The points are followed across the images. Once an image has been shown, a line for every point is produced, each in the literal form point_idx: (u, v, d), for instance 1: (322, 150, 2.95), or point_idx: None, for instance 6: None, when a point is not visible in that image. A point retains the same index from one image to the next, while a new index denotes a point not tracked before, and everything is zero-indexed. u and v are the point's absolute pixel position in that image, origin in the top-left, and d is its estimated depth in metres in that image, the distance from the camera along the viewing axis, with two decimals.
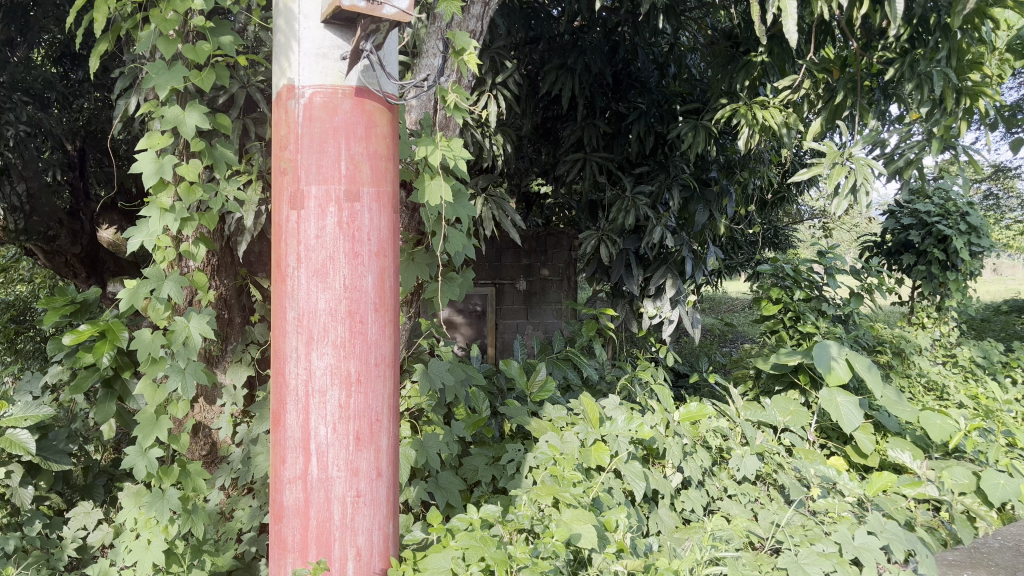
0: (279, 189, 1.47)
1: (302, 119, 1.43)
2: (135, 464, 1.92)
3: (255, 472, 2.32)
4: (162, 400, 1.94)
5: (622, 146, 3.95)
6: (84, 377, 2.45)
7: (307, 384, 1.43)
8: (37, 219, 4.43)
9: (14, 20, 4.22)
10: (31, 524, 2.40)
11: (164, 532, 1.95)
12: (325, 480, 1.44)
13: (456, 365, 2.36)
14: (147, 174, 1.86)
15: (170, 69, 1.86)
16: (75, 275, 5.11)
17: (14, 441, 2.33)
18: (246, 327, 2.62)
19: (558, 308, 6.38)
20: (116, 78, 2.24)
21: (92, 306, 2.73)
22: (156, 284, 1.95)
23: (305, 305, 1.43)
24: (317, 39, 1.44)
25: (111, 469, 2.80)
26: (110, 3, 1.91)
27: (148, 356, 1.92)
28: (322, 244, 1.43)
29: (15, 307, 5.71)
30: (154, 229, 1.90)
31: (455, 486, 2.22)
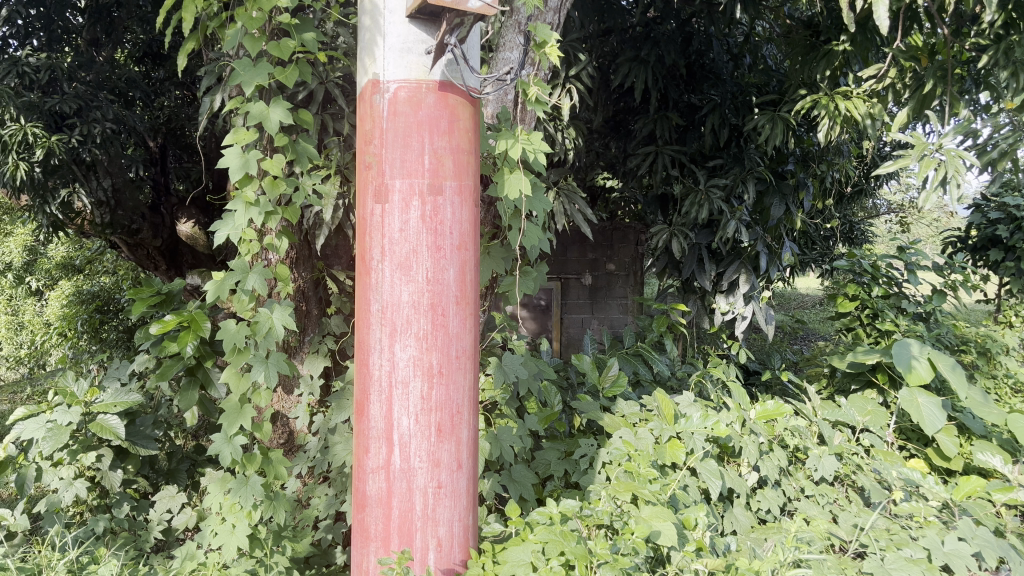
0: (364, 183, 1.51)
1: (387, 114, 1.45)
2: (221, 451, 1.98)
3: (332, 462, 2.36)
4: (247, 388, 2.01)
5: (695, 139, 3.88)
6: (170, 365, 2.56)
7: (390, 375, 1.46)
8: (120, 214, 4.60)
9: (99, 21, 4.43)
10: (120, 506, 2.50)
11: (248, 518, 2.01)
12: (407, 470, 1.46)
13: (530, 359, 2.36)
14: (233, 168, 1.91)
15: (255, 66, 1.90)
16: (156, 266, 5.29)
17: (105, 426, 2.44)
18: (322, 319, 2.69)
19: (623, 303, 6.32)
20: (204, 76, 2.29)
21: (177, 297, 2.83)
22: (242, 275, 2.01)
23: (389, 298, 1.46)
24: (402, 33, 1.45)
25: (194, 455, 2.90)
26: (199, 3, 1.97)
27: (233, 346, 1.98)
28: (406, 238, 1.45)
29: (100, 297, 5.92)
30: (239, 221, 1.94)
31: (529, 480, 2.22)
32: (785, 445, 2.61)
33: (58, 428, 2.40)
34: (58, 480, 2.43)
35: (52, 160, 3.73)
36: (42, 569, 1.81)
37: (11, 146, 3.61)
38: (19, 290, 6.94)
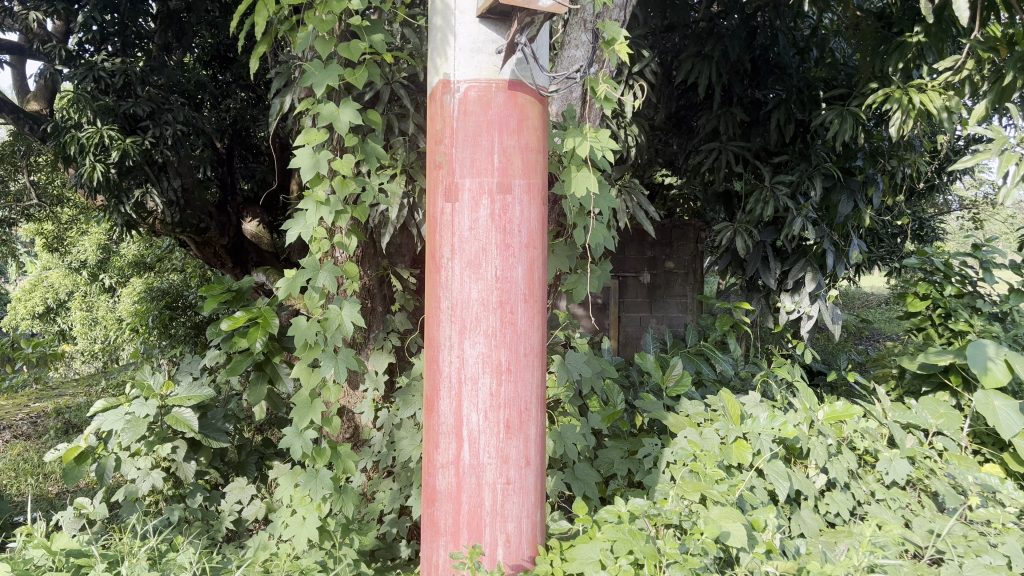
0: (434, 182, 1.52)
1: (457, 114, 1.47)
2: (292, 444, 2.04)
3: (397, 457, 2.40)
4: (317, 383, 2.06)
5: (760, 135, 3.82)
6: (240, 361, 2.63)
7: (460, 372, 1.47)
8: (190, 214, 4.72)
9: (170, 26, 4.55)
10: (193, 496, 2.58)
11: (317, 510, 2.06)
12: (476, 466, 1.47)
13: (593, 357, 2.36)
14: (305, 168, 1.95)
15: (326, 67, 1.94)
16: (222, 265, 5.34)
17: (180, 418, 2.54)
18: (387, 316, 2.73)
19: (683, 301, 6.24)
20: (275, 78, 2.35)
21: (246, 294, 2.90)
22: (312, 273, 2.05)
23: (459, 295, 1.48)
24: (472, 34, 1.46)
25: (262, 448, 2.98)
26: (271, 7, 2.02)
27: (304, 342, 2.03)
28: (475, 236, 1.46)
29: (170, 294, 6.10)
30: (310, 220, 1.99)
31: (593, 478, 2.22)
32: (854, 447, 2.55)
33: (136, 420, 2.49)
34: (136, 470, 2.53)
35: (126, 162, 3.88)
36: (124, 556, 1.89)
37: (88, 147, 3.79)
38: (93, 288, 7.23)
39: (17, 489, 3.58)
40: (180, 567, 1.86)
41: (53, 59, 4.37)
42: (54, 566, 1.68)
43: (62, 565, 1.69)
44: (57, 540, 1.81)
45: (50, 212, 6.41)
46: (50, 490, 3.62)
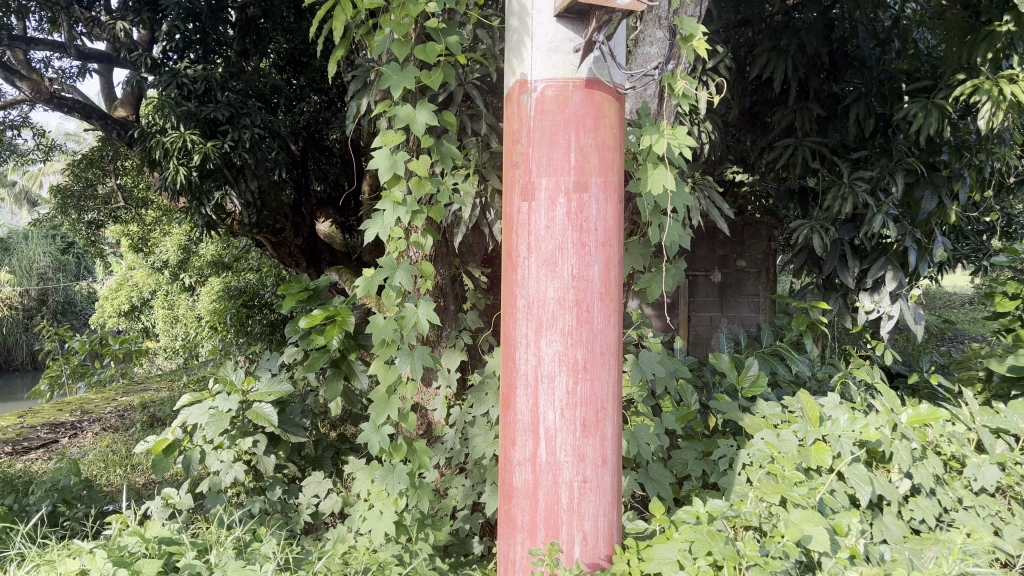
0: (511, 181, 1.54)
1: (534, 114, 1.47)
2: (370, 439, 2.09)
3: (470, 454, 2.42)
4: (394, 380, 2.10)
5: (838, 130, 3.73)
6: (317, 357, 2.70)
7: (536, 370, 1.48)
8: (266, 215, 4.85)
9: (249, 33, 4.71)
10: (273, 489, 2.65)
11: (394, 505, 2.11)
12: (553, 464, 1.48)
13: (667, 357, 2.33)
14: (382, 170, 2.01)
15: (403, 70, 1.98)
16: (297, 265, 5.54)
17: (260, 413, 2.61)
18: (459, 315, 2.76)
19: (755, 301, 6.09)
20: (352, 82, 2.40)
21: (323, 292, 2.98)
22: (389, 272, 2.11)
23: (535, 293, 1.48)
24: (549, 33, 1.47)
25: (338, 443, 3.04)
26: (349, 12, 2.07)
27: (381, 339, 2.08)
28: (552, 234, 1.46)
29: (246, 292, 6.28)
30: (388, 220, 2.04)
31: (667, 478, 2.20)
32: (939, 452, 2.46)
33: (220, 414, 2.58)
34: (219, 462, 2.61)
35: (207, 165, 4.02)
36: (212, 545, 1.96)
37: (172, 151, 3.95)
38: (175, 287, 7.50)
39: (108, 478, 3.74)
40: (264, 557, 1.92)
41: (140, 67, 4.54)
42: (147, 553, 1.76)
43: (155, 552, 1.77)
44: (151, 528, 1.89)
45: (135, 215, 6.67)
46: (138, 480, 3.77)
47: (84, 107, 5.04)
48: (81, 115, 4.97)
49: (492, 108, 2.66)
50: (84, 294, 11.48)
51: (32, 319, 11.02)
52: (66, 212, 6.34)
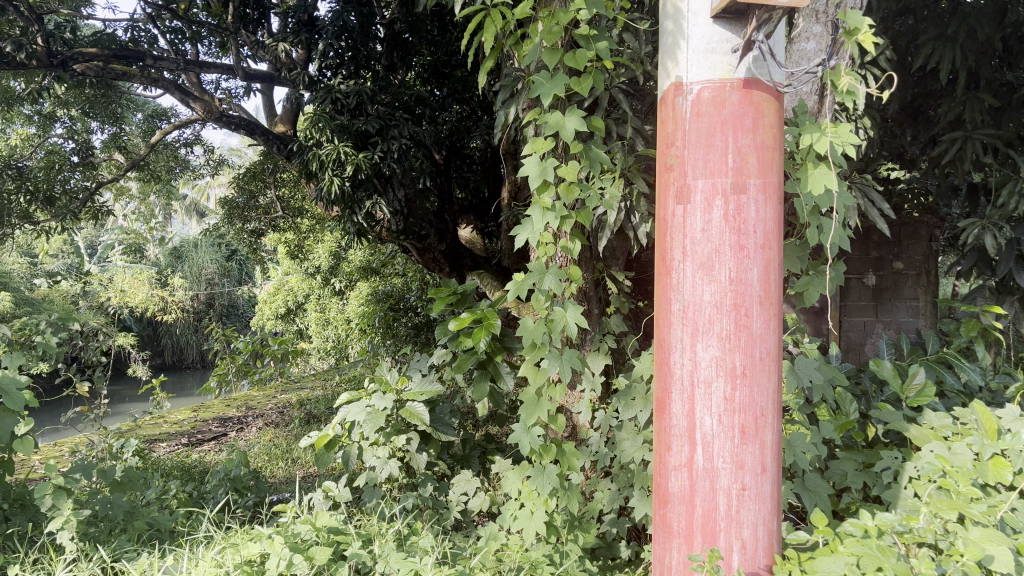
0: (666, 185, 1.54)
1: (690, 116, 1.46)
2: (521, 439, 2.15)
3: (616, 458, 2.42)
4: (543, 382, 2.14)
5: (1014, 120, 3.50)
6: (466, 359, 2.80)
7: (692, 374, 1.47)
8: (412, 222, 5.03)
9: (396, 48, 4.91)
10: (425, 485, 2.75)
11: (544, 505, 2.16)
12: (710, 470, 1.46)
13: (825, 363, 2.24)
14: (532, 177, 2.06)
15: (554, 78, 2.02)
16: (440, 269, 5.57)
17: (414, 411, 2.72)
18: (603, 318, 2.76)
19: (913, 305, 5.77)
20: (499, 91, 2.45)
21: (471, 296, 3.07)
22: (539, 276, 2.15)
23: (691, 297, 1.47)
24: (706, 35, 1.46)
25: (485, 443, 3.12)
26: (500, 22, 2.13)
27: (531, 342, 2.12)
28: (708, 237, 1.44)
29: (393, 296, 6.56)
30: (537, 226, 2.09)
31: (824, 489, 2.12)
32: None
33: (376, 412, 2.70)
34: (376, 458, 2.73)
35: (359, 176, 4.22)
36: (374, 536, 2.07)
37: (328, 163, 4.18)
38: (326, 291, 7.92)
39: (272, 470, 4.01)
40: (424, 549, 2.01)
41: (299, 84, 4.80)
42: (318, 540, 1.88)
43: (326, 540, 1.89)
44: (321, 518, 2.01)
45: (292, 223, 7.09)
46: (298, 473, 4.02)
47: (248, 124, 5.41)
48: (246, 131, 5.35)
49: (636, 111, 2.65)
50: (244, 297, 12.32)
51: (201, 321, 11.94)
52: (232, 221, 6.87)
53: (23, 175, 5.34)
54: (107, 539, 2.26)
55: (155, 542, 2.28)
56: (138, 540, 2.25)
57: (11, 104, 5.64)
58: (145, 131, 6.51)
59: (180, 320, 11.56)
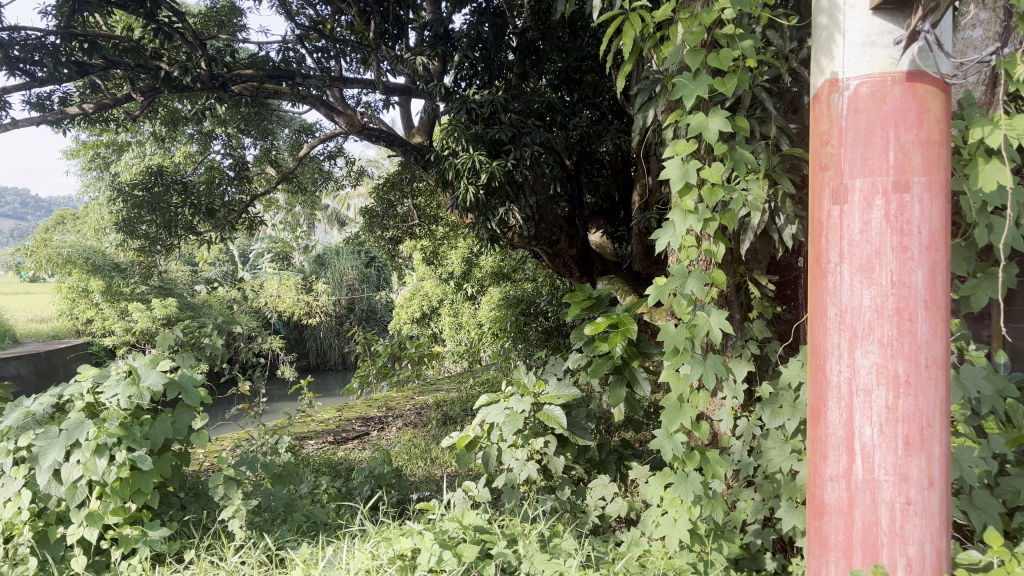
0: (821, 185, 1.48)
1: (847, 113, 1.40)
2: (663, 446, 2.14)
3: (761, 467, 2.34)
4: (686, 388, 2.12)
5: None
6: (602, 363, 2.79)
7: (851, 382, 1.41)
8: (544, 227, 5.02)
9: (529, 56, 4.97)
10: (563, 489, 2.76)
11: (688, 512, 2.13)
12: (871, 482, 1.40)
13: (994, 373, 2.08)
14: (674, 179, 2.05)
15: (697, 79, 1.99)
16: (571, 274, 5.58)
17: (551, 415, 2.75)
18: (745, 323, 2.68)
19: None
20: (638, 93, 2.43)
21: (607, 301, 3.06)
22: (681, 280, 2.11)
23: (850, 302, 1.41)
24: (864, 27, 1.40)
25: (621, 449, 3.09)
26: (639, 25, 2.13)
27: (674, 348, 2.10)
28: (868, 239, 1.38)
29: (524, 301, 6.64)
30: (679, 229, 2.07)
31: (995, 508, 1.97)
32: None
33: (515, 415, 2.73)
34: (515, 460, 2.78)
35: (493, 183, 4.29)
36: (518, 536, 2.12)
37: (463, 171, 4.29)
38: (460, 296, 8.13)
39: (412, 469, 4.15)
40: (566, 552, 2.04)
41: (435, 95, 4.93)
42: (466, 538, 1.94)
43: (472, 538, 1.95)
44: (468, 516, 2.07)
45: (428, 231, 7.29)
46: (437, 472, 4.15)
47: (388, 136, 5.62)
48: (386, 143, 5.55)
49: (780, 109, 2.56)
50: (382, 303, 12.82)
51: (342, 325, 12.50)
52: (371, 229, 7.18)
53: (188, 191, 5.80)
54: (271, 528, 2.42)
55: (312, 533, 2.43)
56: (298, 530, 2.40)
57: (177, 124, 6.14)
58: (293, 146, 6.89)
59: (324, 323, 12.17)
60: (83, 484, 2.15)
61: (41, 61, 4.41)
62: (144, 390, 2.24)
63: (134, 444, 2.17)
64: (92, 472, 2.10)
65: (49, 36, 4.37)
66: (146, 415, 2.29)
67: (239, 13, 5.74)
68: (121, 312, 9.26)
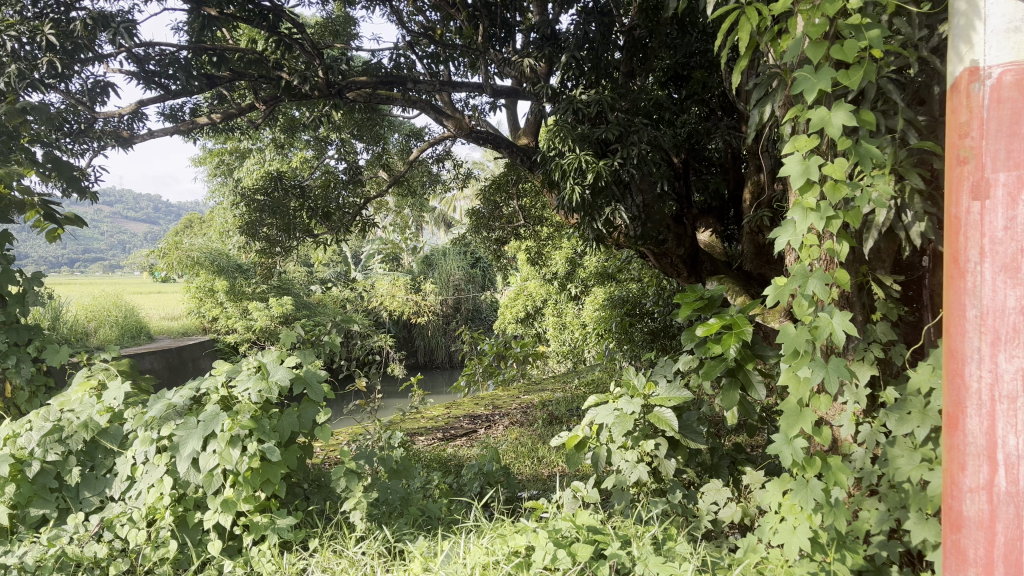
0: (960, 180, 1.41)
1: (989, 103, 1.33)
2: (782, 451, 2.09)
3: (886, 476, 2.23)
4: (806, 392, 2.05)
5: None
6: (715, 365, 2.74)
7: (992, 389, 1.33)
8: (650, 227, 4.98)
9: (636, 54, 4.90)
10: (674, 493, 2.72)
11: (809, 521, 2.07)
12: (1015, 495, 1.31)
13: None
14: (795, 176, 2.00)
15: (819, 72, 1.93)
16: (679, 275, 5.49)
17: (662, 417, 2.71)
18: (868, 325, 2.57)
19: None
20: (755, 89, 2.38)
21: (719, 301, 2.99)
22: (802, 280, 2.04)
23: (992, 302, 1.33)
24: (1007, 13, 1.31)
25: (734, 453, 3.02)
26: (756, 20, 2.09)
27: (793, 350, 2.04)
28: (1012, 236, 1.30)
29: (630, 301, 6.55)
30: (799, 228, 2.02)
31: None
32: None
33: (624, 416, 2.72)
34: (625, 462, 2.76)
35: (599, 183, 4.27)
36: (632, 538, 2.11)
37: (569, 172, 4.29)
38: (564, 296, 8.13)
39: (519, 468, 4.19)
40: (681, 556, 2.02)
41: (542, 97, 4.94)
42: (579, 538, 1.96)
43: (586, 538, 1.96)
44: (581, 516, 2.08)
45: (533, 231, 7.32)
46: (544, 472, 4.18)
47: (494, 138, 5.68)
48: (492, 145, 5.62)
49: (907, 101, 2.45)
50: (487, 303, 12.96)
51: (449, 324, 12.71)
52: (478, 231, 7.28)
53: (306, 195, 6.06)
54: (389, 520, 2.50)
55: (428, 527, 2.50)
56: (414, 523, 2.47)
57: (295, 132, 6.42)
58: (402, 150, 7.08)
59: (431, 322, 12.42)
60: (218, 473, 2.28)
61: (175, 75, 4.72)
62: (273, 385, 2.36)
63: (263, 436, 2.29)
64: (227, 461, 2.23)
65: (182, 51, 4.67)
66: (274, 409, 2.41)
67: (353, 23, 5.95)
68: (242, 310, 9.77)
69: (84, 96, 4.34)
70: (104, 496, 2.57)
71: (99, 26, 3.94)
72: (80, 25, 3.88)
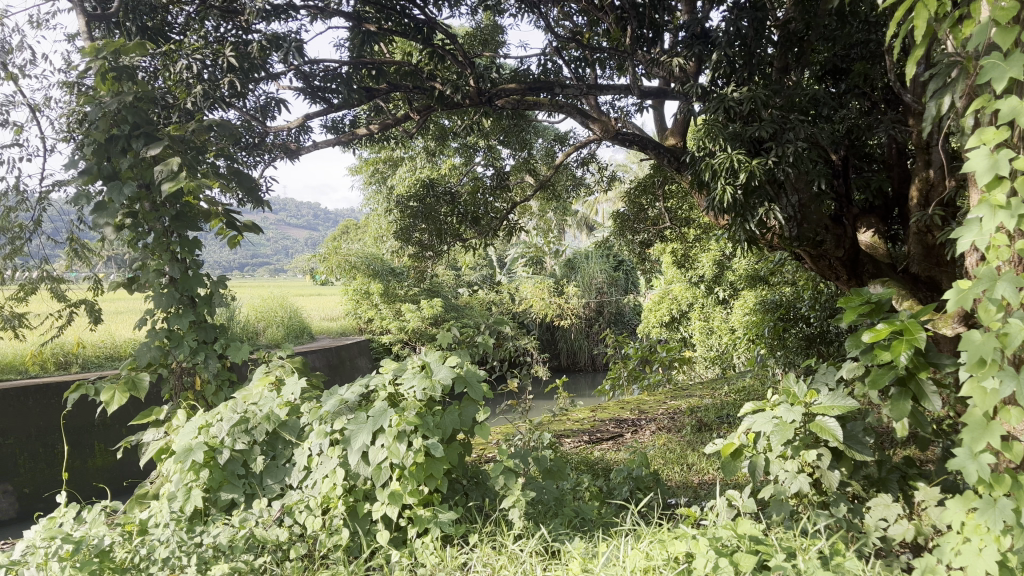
0: None
1: None
2: (967, 467, 1.93)
3: None
4: (994, 404, 1.89)
5: None
6: (884, 373, 2.57)
7: None
8: (807, 227, 4.77)
9: (793, 48, 4.68)
10: (839, 506, 2.59)
11: (997, 542, 1.92)
12: None
13: None
14: (981, 172, 1.85)
15: (1010, 59, 1.78)
16: (837, 277, 5.23)
17: (825, 426, 2.58)
18: None
19: None
20: (931, 79, 2.22)
21: (888, 304, 2.81)
22: (990, 283, 1.89)
23: None
24: None
25: (905, 467, 2.83)
26: (936, 5, 1.95)
27: (977, 358, 1.89)
28: None
29: (783, 305, 6.30)
30: (987, 227, 1.87)
31: None
32: None
33: (784, 424, 2.61)
34: (785, 472, 2.66)
35: (752, 183, 4.12)
36: (797, 551, 2.03)
37: (720, 172, 4.19)
38: (711, 299, 7.93)
39: (669, 474, 4.13)
40: (851, 572, 1.93)
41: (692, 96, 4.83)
42: (741, 547, 1.91)
43: (748, 548, 1.90)
44: (743, 525, 2.02)
45: (679, 233, 7.19)
46: (693, 478, 4.10)
47: (641, 140, 5.63)
48: (639, 147, 5.57)
49: None
50: (631, 306, 12.85)
51: (593, 326, 12.67)
52: (623, 233, 7.23)
53: (456, 201, 6.25)
54: (545, 520, 2.55)
55: (583, 528, 2.52)
56: (570, 525, 2.50)
57: (446, 139, 6.64)
58: (548, 153, 7.15)
59: (574, 326, 12.47)
60: (386, 466, 2.39)
61: (337, 89, 4.99)
62: (436, 383, 2.46)
63: (427, 432, 2.39)
64: (393, 455, 2.33)
65: (343, 66, 4.93)
66: (437, 406, 2.52)
67: (501, 31, 6.08)
68: (395, 311, 10.19)
69: (258, 112, 4.68)
70: (284, 484, 2.74)
71: (272, 46, 4.24)
72: (255, 46, 4.17)
